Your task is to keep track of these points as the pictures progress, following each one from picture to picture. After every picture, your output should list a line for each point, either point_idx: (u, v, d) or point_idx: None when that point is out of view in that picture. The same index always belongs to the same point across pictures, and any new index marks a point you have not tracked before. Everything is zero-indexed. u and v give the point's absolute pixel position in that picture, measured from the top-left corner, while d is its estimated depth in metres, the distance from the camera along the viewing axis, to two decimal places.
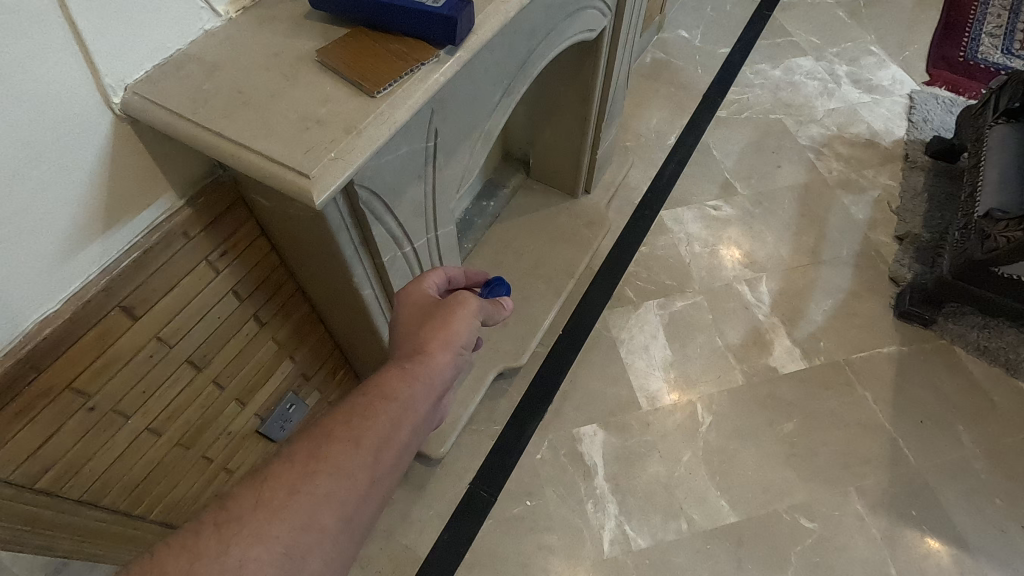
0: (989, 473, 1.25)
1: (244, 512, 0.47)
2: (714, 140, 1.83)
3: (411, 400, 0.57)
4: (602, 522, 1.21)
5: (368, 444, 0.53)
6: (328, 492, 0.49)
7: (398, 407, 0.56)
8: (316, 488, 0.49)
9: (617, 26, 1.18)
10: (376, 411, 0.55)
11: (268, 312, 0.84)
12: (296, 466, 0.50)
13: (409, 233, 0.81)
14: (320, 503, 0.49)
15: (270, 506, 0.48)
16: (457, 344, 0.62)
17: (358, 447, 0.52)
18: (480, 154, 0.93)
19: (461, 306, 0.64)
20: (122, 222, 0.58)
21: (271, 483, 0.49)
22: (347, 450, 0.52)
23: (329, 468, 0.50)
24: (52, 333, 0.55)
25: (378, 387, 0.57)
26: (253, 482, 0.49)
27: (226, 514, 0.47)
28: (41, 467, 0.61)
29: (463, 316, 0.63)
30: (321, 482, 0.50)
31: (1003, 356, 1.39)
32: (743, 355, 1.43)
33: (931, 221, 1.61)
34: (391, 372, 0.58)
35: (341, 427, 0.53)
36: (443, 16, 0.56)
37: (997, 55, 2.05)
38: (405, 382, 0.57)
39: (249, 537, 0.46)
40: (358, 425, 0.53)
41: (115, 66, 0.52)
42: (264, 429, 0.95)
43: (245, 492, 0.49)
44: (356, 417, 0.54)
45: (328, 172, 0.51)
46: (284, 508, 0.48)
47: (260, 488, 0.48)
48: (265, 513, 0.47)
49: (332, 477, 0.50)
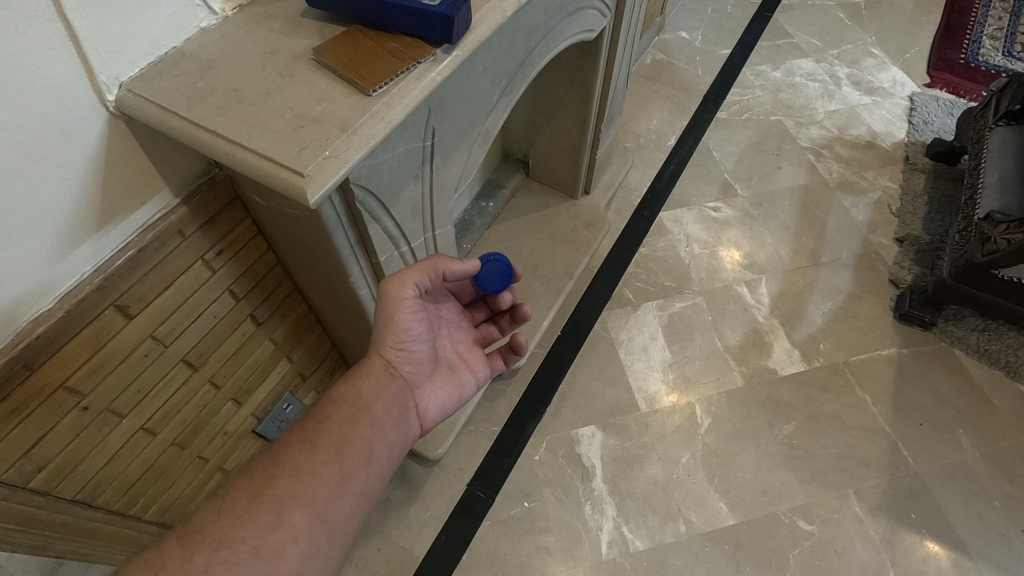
0: (988, 476, 1.25)
1: (208, 522, 0.51)
2: (714, 141, 1.83)
3: (359, 397, 0.64)
4: (600, 523, 1.21)
5: (327, 443, 0.58)
6: (293, 492, 0.54)
7: (350, 406, 0.63)
8: (278, 490, 0.54)
9: (617, 27, 1.17)
10: (328, 414, 0.61)
11: (264, 312, 0.83)
12: (256, 475, 0.55)
13: (406, 233, 0.81)
14: (289, 503, 0.53)
15: (233, 513, 0.52)
16: (393, 337, 0.69)
17: (316, 446, 0.58)
18: (478, 154, 0.93)
19: (390, 298, 0.69)
20: (118, 219, 0.58)
21: (233, 494, 0.53)
22: (305, 450, 0.57)
23: (289, 469, 0.55)
24: (46, 331, 0.55)
25: (330, 398, 0.64)
26: (215, 498, 0.53)
27: (192, 525, 0.51)
28: (33, 467, 0.61)
29: (391, 306, 0.69)
30: (284, 484, 0.54)
31: (1003, 358, 1.38)
32: (742, 356, 1.42)
33: (931, 223, 1.61)
34: (341, 381, 0.67)
35: (296, 434, 0.59)
36: (441, 15, 0.56)
37: (999, 58, 2.04)
38: (351, 384, 0.66)
39: (214, 543, 0.50)
40: (313, 430, 0.59)
41: (109, 64, 0.51)
42: (261, 429, 0.95)
43: (212, 504, 0.53)
44: (311, 424, 0.60)
45: (323, 170, 0.51)
46: (249, 513, 0.52)
47: (223, 500, 0.53)
48: (229, 519, 0.51)
49: (295, 479, 0.55)
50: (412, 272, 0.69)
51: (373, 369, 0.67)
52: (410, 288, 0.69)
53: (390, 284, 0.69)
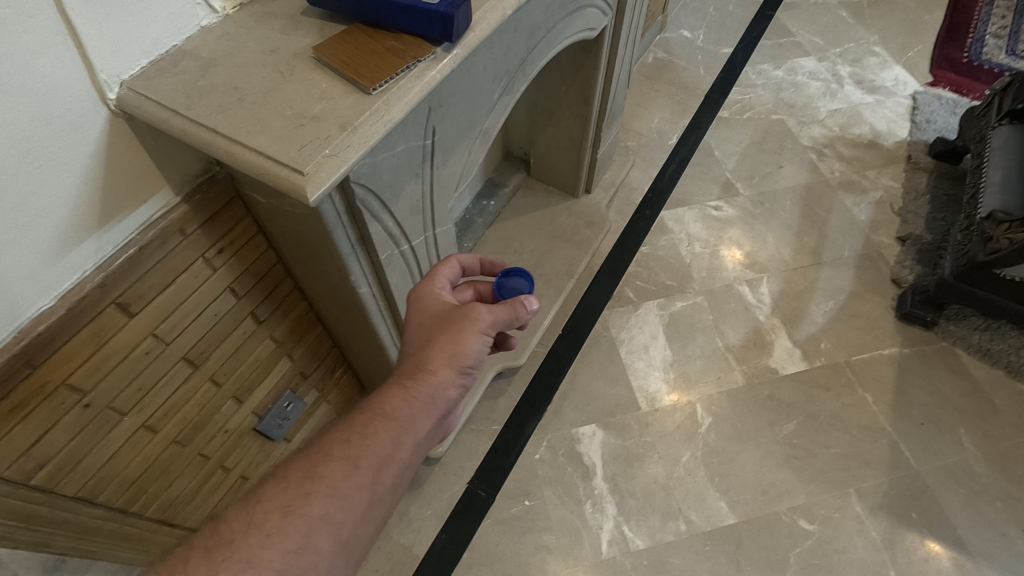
0: (990, 476, 1.25)
1: (236, 535, 0.48)
2: (716, 141, 1.83)
3: (411, 418, 0.59)
4: (601, 522, 1.21)
5: (367, 465, 0.54)
6: (324, 514, 0.51)
7: (400, 424, 0.58)
8: (310, 509, 0.51)
9: (618, 25, 1.17)
10: (376, 428, 0.57)
11: (265, 310, 0.84)
12: (290, 488, 0.51)
13: (406, 231, 0.81)
14: (318, 525, 0.50)
15: (263, 529, 0.49)
16: (462, 362, 0.63)
17: (357, 467, 0.54)
18: (479, 153, 0.93)
19: (471, 321, 0.65)
20: (119, 217, 0.58)
21: (264, 506, 0.50)
22: (344, 470, 0.53)
23: (325, 488, 0.52)
24: (47, 329, 0.55)
25: (378, 406, 0.59)
26: (245, 505, 0.50)
27: (219, 536, 0.48)
28: (35, 464, 0.61)
29: (471, 331, 0.64)
30: (317, 503, 0.51)
31: (1005, 358, 1.38)
32: (743, 356, 1.42)
33: (934, 222, 1.60)
34: (391, 389, 0.60)
35: (339, 445, 0.55)
36: (441, 13, 0.56)
37: (1002, 56, 2.04)
38: (406, 400, 0.59)
39: (239, 562, 0.46)
40: (357, 444, 0.55)
41: (110, 62, 0.51)
42: (262, 427, 0.95)
43: (238, 514, 0.50)
44: (356, 435, 0.56)
45: (323, 168, 0.51)
46: (277, 532, 0.49)
47: (253, 511, 0.50)
48: (257, 537, 0.48)
49: (328, 498, 0.52)
50: (500, 311, 0.66)
51: (432, 390, 0.61)
52: (487, 318, 0.66)
53: (477, 313, 0.65)
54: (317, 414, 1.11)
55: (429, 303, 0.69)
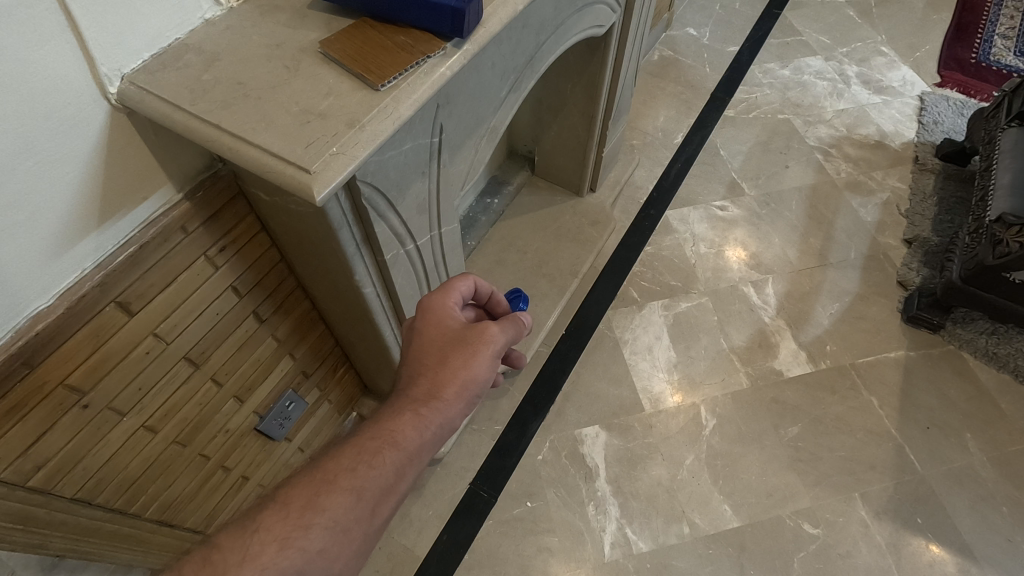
0: (996, 481, 1.24)
1: (231, 566, 0.48)
2: (722, 140, 1.81)
3: (418, 445, 0.58)
4: (603, 525, 1.20)
5: (370, 497, 0.55)
6: (321, 548, 0.51)
7: (406, 453, 0.58)
8: (307, 543, 0.51)
9: (626, 21, 1.16)
10: (381, 458, 0.56)
11: (267, 309, 0.82)
12: (290, 518, 0.52)
13: (412, 231, 0.79)
14: (315, 559, 0.51)
15: (259, 561, 0.49)
16: (472, 388, 0.62)
17: (360, 500, 0.54)
18: (485, 151, 0.91)
19: (484, 344, 0.64)
20: (120, 214, 0.57)
21: (262, 536, 0.50)
22: (347, 502, 0.54)
23: (325, 521, 0.52)
24: (46, 328, 0.54)
25: (388, 431, 0.58)
26: (242, 532, 0.50)
27: (215, 563, 0.48)
28: (33, 465, 0.60)
29: (483, 354, 0.63)
30: (315, 537, 0.51)
31: (1011, 363, 1.37)
32: (748, 357, 1.41)
33: (941, 225, 1.59)
34: (402, 414, 0.59)
35: (344, 474, 0.55)
36: (452, 8, 0.55)
37: (1010, 57, 2.02)
38: (416, 428, 0.59)
39: None
40: (361, 475, 0.55)
41: (110, 55, 0.50)
42: (263, 427, 0.94)
43: (234, 544, 0.50)
44: (363, 462, 0.56)
45: (330, 167, 0.49)
46: (272, 564, 0.49)
47: (251, 540, 0.50)
48: (253, 568, 0.48)
49: (327, 531, 0.52)
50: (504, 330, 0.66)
51: (443, 417, 0.61)
52: (498, 340, 0.65)
53: (485, 333, 0.64)
54: (319, 413, 1.09)
55: (443, 314, 0.65)
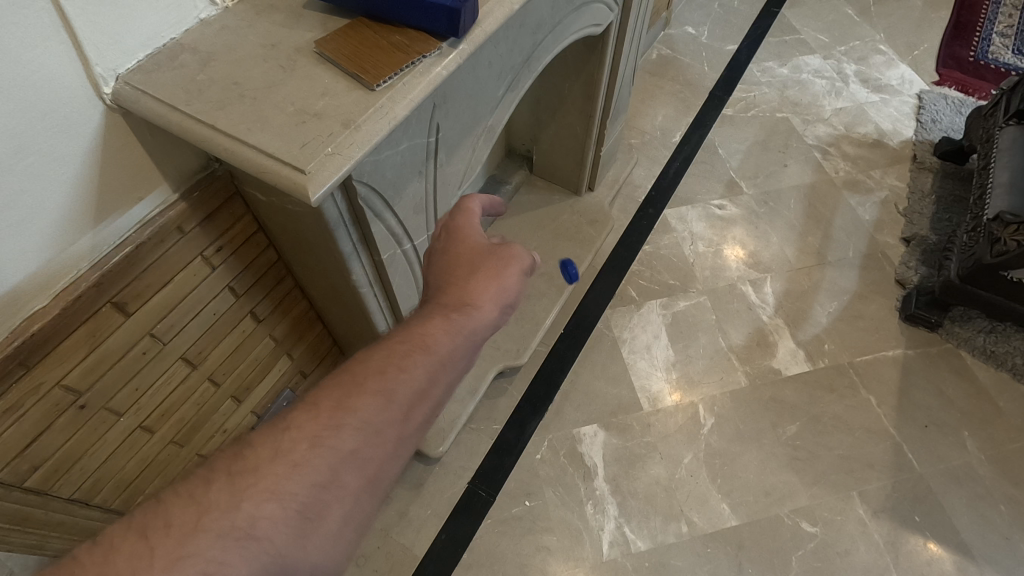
0: (994, 479, 1.24)
1: (261, 463, 0.44)
2: (720, 139, 1.81)
3: (452, 353, 0.54)
4: (602, 524, 1.20)
5: (402, 400, 0.50)
6: (353, 448, 0.47)
7: (439, 359, 0.53)
8: (340, 442, 0.47)
9: (624, 20, 1.15)
10: (413, 362, 0.52)
11: (264, 309, 0.82)
12: (320, 416, 0.47)
13: (409, 230, 0.79)
14: (346, 459, 0.46)
15: (290, 457, 0.45)
16: (502, 300, 0.59)
17: (391, 402, 0.49)
18: (483, 150, 0.91)
19: (509, 261, 0.61)
20: (116, 214, 0.57)
21: (292, 433, 0.46)
22: (378, 403, 0.49)
23: (357, 422, 0.48)
24: (42, 330, 0.54)
25: (418, 336, 0.54)
26: (269, 430, 0.46)
27: (242, 462, 0.44)
28: (29, 466, 0.59)
29: (509, 271, 0.61)
30: (346, 436, 0.47)
31: (1009, 361, 1.37)
32: (746, 356, 1.41)
33: (939, 223, 1.59)
34: (432, 320, 0.56)
35: (373, 377, 0.50)
36: (448, 8, 0.55)
37: (1009, 55, 2.02)
38: (448, 333, 0.55)
39: (262, 491, 0.43)
40: (393, 378, 0.50)
41: (105, 55, 0.50)
42: (261, 426, 0.94)
43: (261, 441, 0.46)
44: (394, 365, 0.51)
45: (325, 168, 0.49)
46: (303, 462, 0.45)
47: (279, 438, 0.46)
48: (283, 465, 0.44)
49: (359, 433, 0.47)
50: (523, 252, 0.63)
51: (475, 327, 0.57)
52: (523, 259, 0.62)
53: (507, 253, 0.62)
54: None
55: (466, 233, 0.64)
